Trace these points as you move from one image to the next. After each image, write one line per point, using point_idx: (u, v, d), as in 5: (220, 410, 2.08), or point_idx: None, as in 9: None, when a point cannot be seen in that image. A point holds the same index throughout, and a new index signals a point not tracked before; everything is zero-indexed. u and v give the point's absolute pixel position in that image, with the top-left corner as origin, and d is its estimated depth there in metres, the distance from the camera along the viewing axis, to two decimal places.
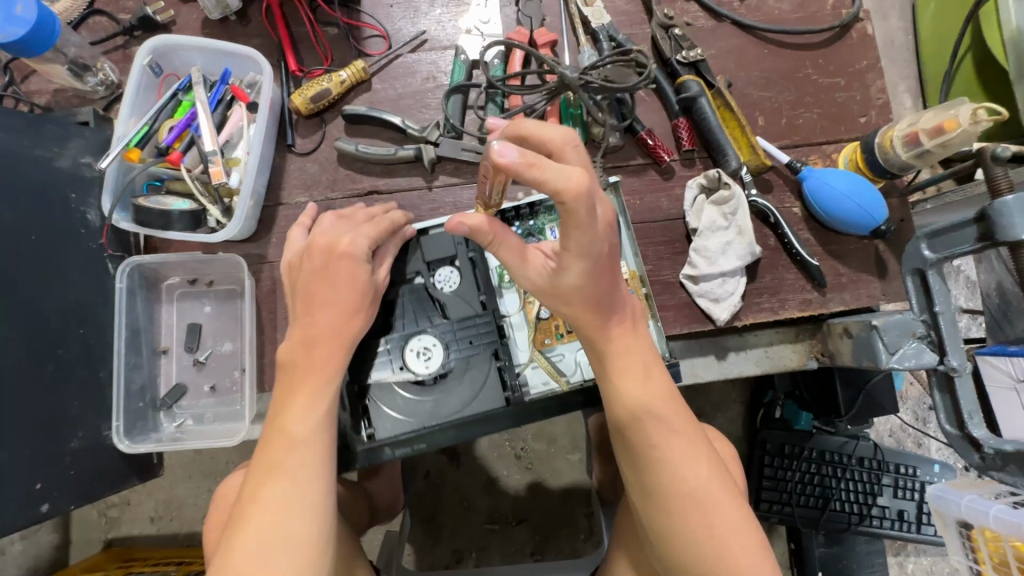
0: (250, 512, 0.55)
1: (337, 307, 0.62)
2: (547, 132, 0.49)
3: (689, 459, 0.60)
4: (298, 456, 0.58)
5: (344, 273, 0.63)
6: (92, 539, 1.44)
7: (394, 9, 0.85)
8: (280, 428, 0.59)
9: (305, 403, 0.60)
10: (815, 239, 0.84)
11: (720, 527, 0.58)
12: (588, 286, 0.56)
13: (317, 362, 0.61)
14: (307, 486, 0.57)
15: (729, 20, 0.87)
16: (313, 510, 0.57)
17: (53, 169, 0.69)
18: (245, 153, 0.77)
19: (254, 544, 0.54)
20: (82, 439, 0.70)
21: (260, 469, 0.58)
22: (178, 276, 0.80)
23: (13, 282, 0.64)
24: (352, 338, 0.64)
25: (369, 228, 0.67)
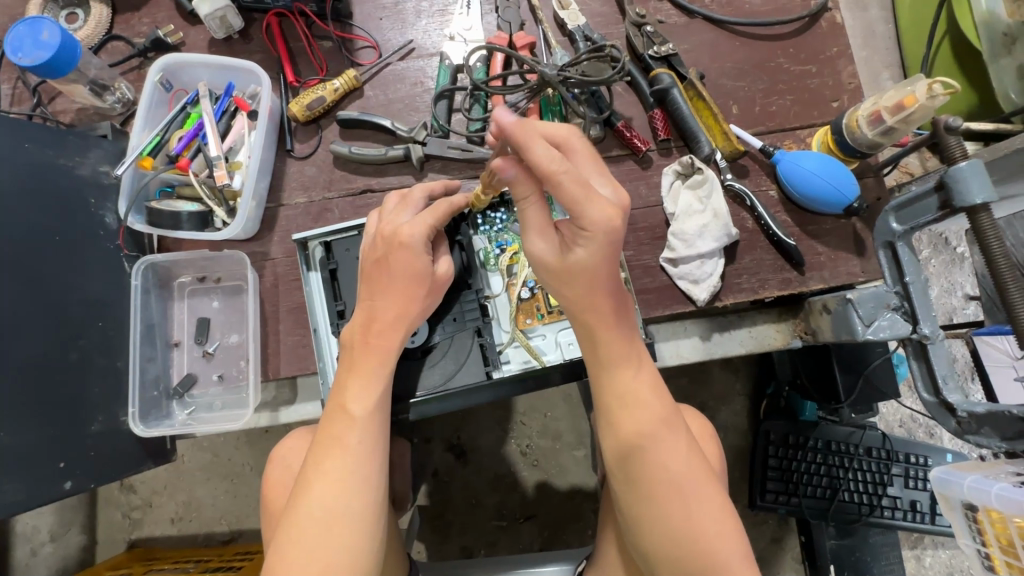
0: (314, 480, 0.64)
1: (402, 292, 0.68)
2: (536, 154, 0.54)
3: (672, 445, 0.63)
4: (358, 431, 0.66)
5: (407, 260, 0.67)
6: (116, 539, 1.52)
7: (384, 22, 0.91)
8: (342, 406, 0.67)
9: (365, 382, 0.68)
10: (792, 220, 0.86)
11: (698, 511, 0.61)
12: (593, 265, 0.58)
13: (381, 347, 0.68)
14: (365, 460, 0.65)
15: (700, 16, 0.91)
16: (362, 483, 0.64)
17: (75, 177, 0.76)
18: (246, 157, 0.83)
19: (318, 510, 0.62)
20: (102, 423, 0.76)
21: (323, 444, 0.66)
22: (188, 274, 0.86)
23: (39, 278, 0.71)
24: (411, 316, 0.69)
25: (429, 216, 0.70)
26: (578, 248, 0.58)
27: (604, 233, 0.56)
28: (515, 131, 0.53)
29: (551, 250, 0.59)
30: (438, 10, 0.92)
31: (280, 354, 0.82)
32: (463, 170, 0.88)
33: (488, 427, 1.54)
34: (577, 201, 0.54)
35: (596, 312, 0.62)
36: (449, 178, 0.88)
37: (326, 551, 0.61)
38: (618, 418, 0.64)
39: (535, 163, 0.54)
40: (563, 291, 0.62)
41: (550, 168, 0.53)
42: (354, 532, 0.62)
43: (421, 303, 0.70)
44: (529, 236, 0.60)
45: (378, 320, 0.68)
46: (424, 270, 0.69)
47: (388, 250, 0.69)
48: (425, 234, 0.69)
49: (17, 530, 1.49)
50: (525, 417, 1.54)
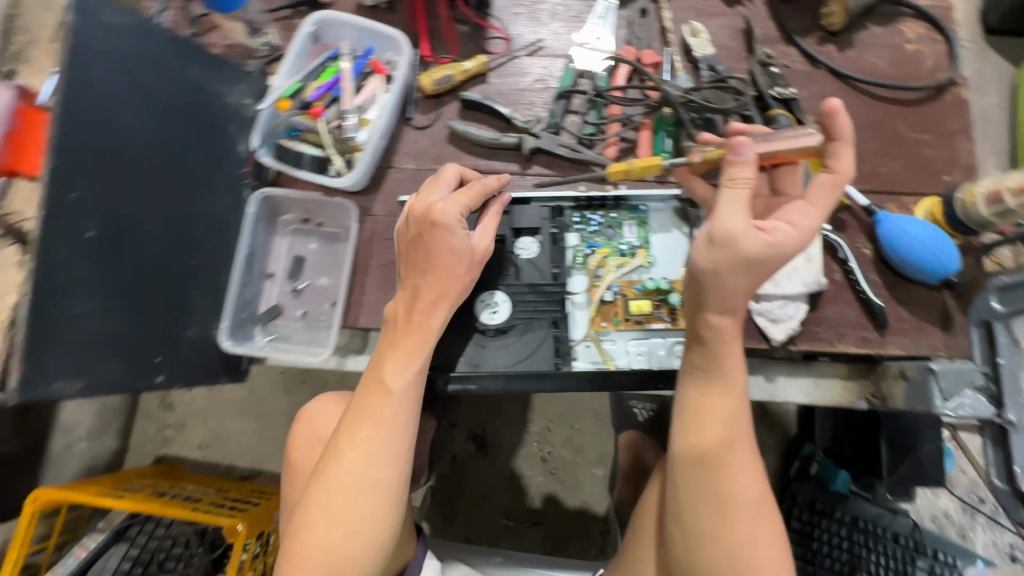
0: (344, 449, 0.67)
1: (439, 271, 0.71)
2: (840, 156, 0.67)
3: (745, 471, 0.65)
4: (394, 406, 0.68)
5: (448, 240, 0.70)
6: (146, 452, 1.60)
7: (519, 17, 0.96)
8: (379, 379, 0.69)
9: (405, 358, 0.70)
10: (883, 282, 0.86)
11: (758, 538, 0.64)
12: (777, 264, 0.63)
13: (422, 322, 0.70)
14: (397, 435, 0.68)
15: (825, 67, 0.93)
16: (393, 456, 0.68)
17: (222, 104, 0.83)
18: (375, 115, 0.87)
19: (349, 476, 0.66)
20: (197, 331, 0.79)
21: (357, 413, 0.68)
22: (293, 214, 0.91)
23: (176, 185, 0.76)
24: (453, 294, 0.72)
25: (461, 197, 0.73)
26: (775, 238, 0.63)
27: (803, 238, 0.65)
28: (842, 128, 0.66)
29: (750, 231, 0.61)
30: (572, 16, 0.96)
31: (362, 305, 0.86)
32: (566, 170, 0.90)
33: (513, 426, 1.57)
34: (819, 202, 0.66)
35: (735, 317, 0.65)
36: (552, 174, 0.90)
37: (351, 517, 0.66)
38: (700, 435, 0.65)
39: (835, 164, 0.67)
40: (731, 280, 0.62)
41: (845, 171, 0.66)
42: (375, 502, 0.67)
43: (462, 279, 0.72)
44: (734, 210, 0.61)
45: (419, 296, 0.70)
46: (463, 247, 0.72)
47: (424, 229, 0.71)
48: (458, 213, 0.72)
49: None
50: (552, 424, 1.57)
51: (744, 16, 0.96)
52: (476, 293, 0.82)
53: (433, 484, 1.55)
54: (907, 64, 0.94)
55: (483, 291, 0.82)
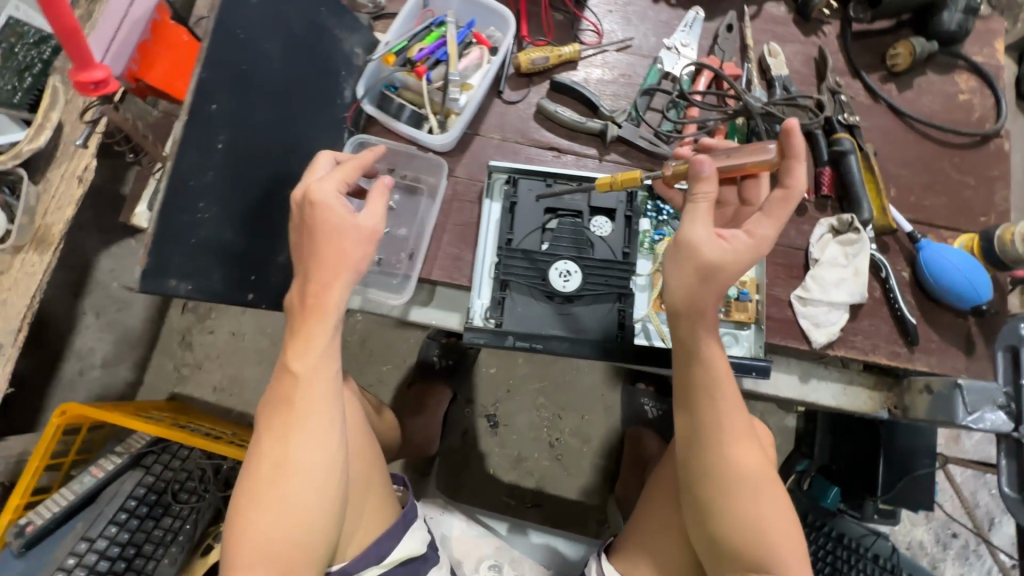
0: (264, 442, 0.66)
1: (329, 249, 0.66)
2: (795, 171, 0.70)
3: (743, 449, 0.72)
4: (301, 388, 0.66)
5: (323, 215, 0.66)
6: (159, 388, 1.60)
7: (612, 15, 1.03)
8: (283, 366, 0.67)
9: (308, 340, 0.67)
10: (918, 304, 0.93)
11: (765, 508, 0.71)
12: (736, 269, 0.70)
13: (318, 304, 0.67)
14: (315, 417, 0.66)
15: (883, 104, 1.01)
16: (314, 440, 0.66)
17: (340, 49, 0.86)
18: (476, 83, 0.91)
19: (273, 471, 0.65)
20: (285, 258, 0.82)
21: (272, 405, 0.67)
22: (380, 164, 0.95)
23: (292, 116, 0.79)
24: (346, 268, 0.67)
25: (339, 173, 0.70)
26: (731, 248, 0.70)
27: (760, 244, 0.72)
28: (796, 145, 0.69)
29: (708, 239, 0.70)
30: (661, 21, 1.03)
31: (438, 258, 0.89)
32: (641, 161, 0.97)
33: (526, 408, 1.62)
34: (771, 216, 0.72)
35: (696, 310, 0.72)
36: (627, 163, 0.97)
37: (295, 504, 0.64)
38: (698, 417, 0.73)
39: (792, 177, 0.70)
40: (688, 287, 0.71)
41: (798, 186, 0.70)
42: (310, 487, 0.65)
43: (359, 258, 0.68)
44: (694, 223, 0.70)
45: (313, 278, 0.67)
46: (346, 222, 0.67)
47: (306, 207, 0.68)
48: (336, 189, 0.68)
49: (72, 346, 1.50)
50: (564, 412, 1.62)
51: (818, 45, 1.03)
52: (551, 261, 0.87)
53: (442, 455, 1.59)
54: (958, 112, 1.03)
55: (559, 260, 0.87)
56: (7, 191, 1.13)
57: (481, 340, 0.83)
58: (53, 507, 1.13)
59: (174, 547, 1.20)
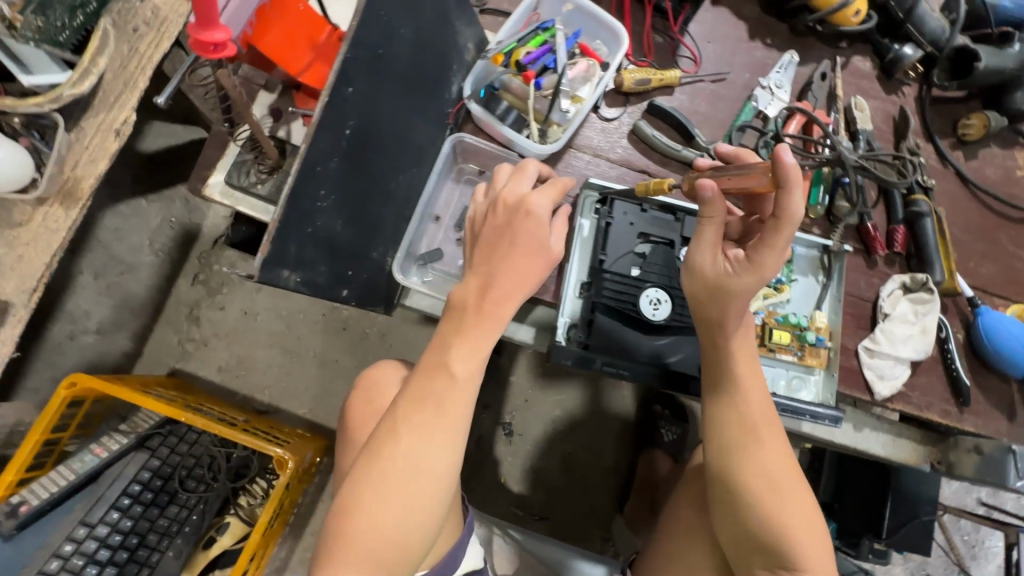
0: (401, 430, 0.65)
1: (522, 258, 0.70)
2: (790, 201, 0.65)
3: (771, 451, 0.74)
4: (456, 390, 0.67)
5: (529, 229, 0.70)
6: (160, 361, 1.51)
7: (710, 46, 1.03)
8: (443, 363, 0.67)
9: (471, 345, 0.68)
10: (968, 366, 0.97)
11: (791, 511, 0.71)
12: (742, 294, 0.73)
13: (494, 307, 0.69)
14: (454, 422, 0.66)
15: (953, 169, 1.05)
16: (448, 443, 0.66)
17: (457, 41, 0.81)
18: (587, 95, 0.90)
19: (400, 466, 0.64)
20: (377, 255, 0.77)
21: (417, 398, 0.66)
22: (472, 164, 0.91)
23: (406, 107, 0.75)
24: (531, 281, 0.70)
25: (551, 190, 0.73)
26: (733, 273, 0.73)
27: (763, 271, 0.72)
28: (790, 173, 0.63)
29: (709, 262, 0.74)
30: (756, 59, 1.04)
31: None
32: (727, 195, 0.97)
33: (542, 420, 1.61)
34: (768, 245, 0.70)
35: (717, 325, 0.76)
36: None
37: (409, 497, 0.64)
38: (728, 419, 0.77)
39: (784, 206, 0.66)
40: (695, 300, 0.78)
41: (789, 215, 0.66)
42: (433, 485, 0.65)
43: (539, 275, 0.71)
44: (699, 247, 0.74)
45: (494, 284, 0.69)
46: (545, 240, 0.71)
47: (513, 215, 0.71)
48: (549, 206, 0.72)
49: (64, 308, 1.28)
50: (579, 427, 1.62)
51: (898, 105, 1.06)
52: (642, 287, 0.86)
53: None
54: (1016, 186, 1.08)
55: (650, 286, 0.86)
56: (35, 136, 0.85)
57: (570, 361, 0.84)
58: (51, 487, 1.02)
59: (180, 539, 1.13)
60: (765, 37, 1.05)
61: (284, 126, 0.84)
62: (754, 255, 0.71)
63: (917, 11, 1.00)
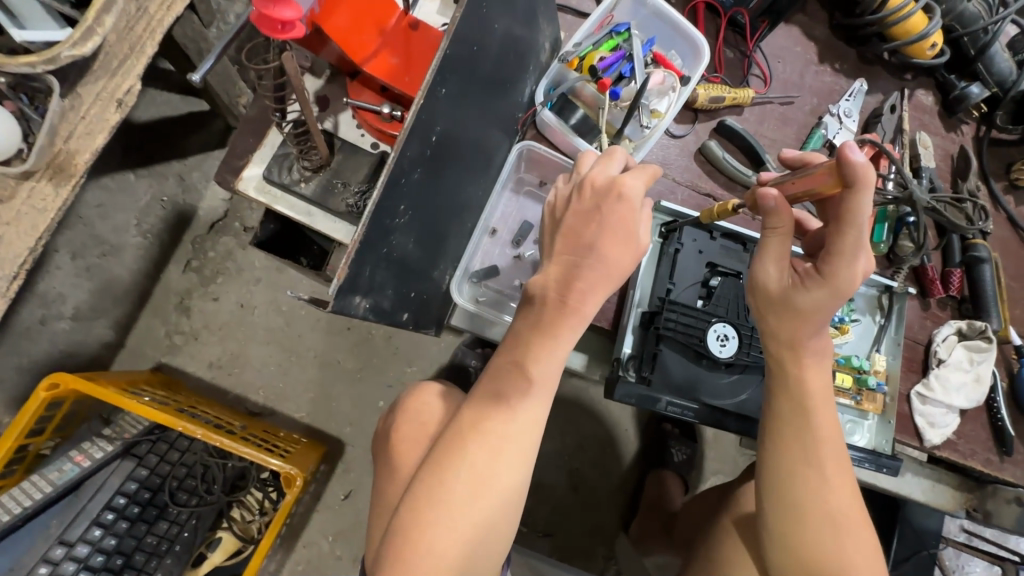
0: (471, 436, 0.61)
1: (607, 251, 0.60)
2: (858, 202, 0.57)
3: (835, 484, 0.69)
4: (529, 397, 0.61)
5: (621, 215, 0.59)
6: (144, 354, 1.38)
7: (779, 67, 0.98)
8: (518, 365, 0.61)
9: (551, 345, 0.61)
10: (1013, 416, 0.96)
11: (849, 549, 0.67)
12: (816, 311, 0.66)
13: (579, 305, 0.60)
14: (524, 434, 0.62)
15: (1005, 213, 1.03)
16: (517, 455, 0.61)
17: (536, 38, 0.73)
18: (665, 109, 0.84)
19: (465, 475, 0.60)
20: (436, 274, 0.69)
21: (485, 401, 0.62)
22: (533, 174, 0.84)
23: (483, 110, 0.66)
24: (616, 275, 0.60)
25: (641, 173, 0.62)
26: (803, 288, 0.66)
27: (837, 284, 0.64)
28: (858, 171, 0.55)
29: (775, 276, 0.68)
30: (824, 84, 0.99)
31: None
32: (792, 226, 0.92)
33: (551, 434, 1.56)
34: (838, 255, 0.62)
35: (790, 346, 0.70)
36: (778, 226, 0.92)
37: (475, 511, 0.60)
38: (787, 444, 0.70)
39: (850, 209, 0.58)
40: (763, 316, 0.71)
41: (856, 217, 0.58)
42: (500, 498, 0.61)
43: (630, 265, 0.61)
44: (764, 260, 0.69)
45: (578, 278, 0.60)
46: (635, 228, 0.60)
47: (603, 202, 0.61)
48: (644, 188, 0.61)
49: (36, 288, 1.15)
50: (587, 442, 1.58)
51: (957, 143, 1.04)
52: (710, 321, 0.80)
53: None
54: None
55: (718, 321, 0.80)
56: (23, 100, 0.71)
57: (634, 400, 0.78)
58: (26, 498, 0.90)
59: (169, 559, 1.03)
60: (833, 62, 1.00)
61: (331, 117, 0.75)
62: (824, 267, 0.64)
63: (990, 51, 0.98)
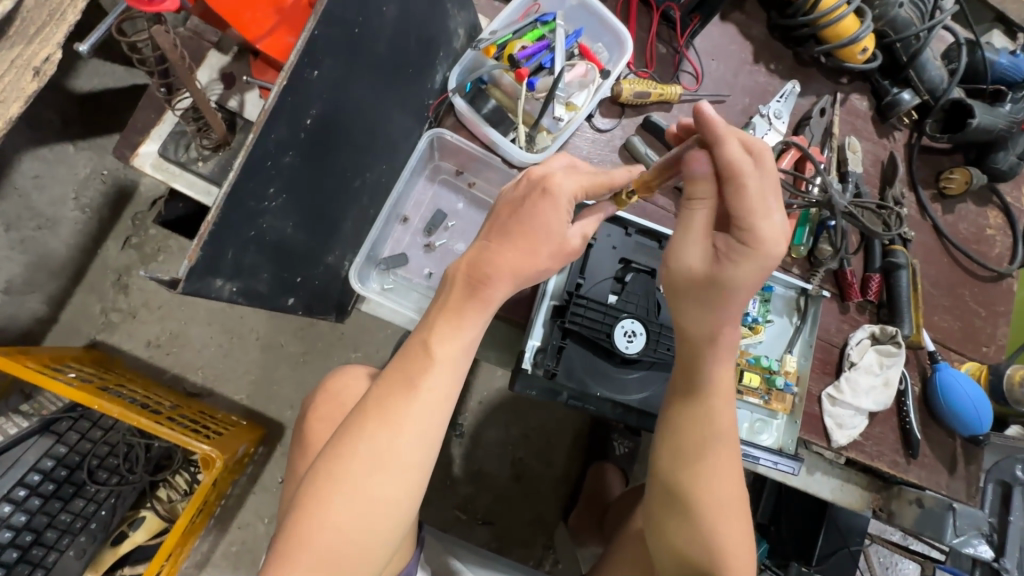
0: (370, 417, 0.53)
1: (528, 245, 0.55)
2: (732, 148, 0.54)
3: (723, 472, 0.66)
4: (436, 376, 0.54)
5: (545, 212, 0.56)
6: (79, 331, 1.36)
7: (713, 65, 0.97)
8: (422, 342, 0.54)
9: (460, 323, 0.55)
10: (921, 419, 0.98)
11: (725, 536, 0.65)
12: (744, 286, 0.57)
13: (491, 293, 0.55)
14: (432, 417, 0.54)
15: (930, 221, 1.05)
16: (424, 440, 0.53)
17: (445, 23, 0.72)
18: (584, 103, 0.83)
19: (361, 461, 0.52)
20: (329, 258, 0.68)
21: (389, 379, 0.54)
22: (450, 163, 0.85)
23: (378, 93, 0.66)
24: (529, 275, 0.57)
25: (585, 175, 0.59)
26: (728, 263, 0.57)
27: (762, 249, 0.55)
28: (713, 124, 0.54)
29: (697, 259, 0.58)
30: (758, 84, 0.99)
31: None
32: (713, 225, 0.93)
33: (495, 423, 1.57)
34: (752, 213, 0.54)
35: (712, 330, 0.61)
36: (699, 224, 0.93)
37: (373, 502, 0.51)
38: (682, 430, 0.68)
39: (728, 158, 0.54)
40: (690, 310, 0.61)
41: (736, 165, 0.53)
42: (403, 486, 0.53)
43: (545, 264, 0.57)
44: (685, 247, 0.59)
45: (490, 264, 0.55)
46: (559, 228, 0.57)
47: (531, 196, 0.57)
48: (578, 191, 0.57)
49: None
50: (530, 433, 1.59)
51: (888, 149, 1.05)
52: (617, 315, 0.81)
53: None
54: (983, 244, 1.09)
55: (626, 316, 0.80)
56: None
57: (534, 392, 0.78)
58: None
59: (84, 536, 1.04)
60: (768, 62, 1.00)
61: (236, 96, 0.73)
62: (742, 236, 0.56)
63: (921, 58, 0.98)
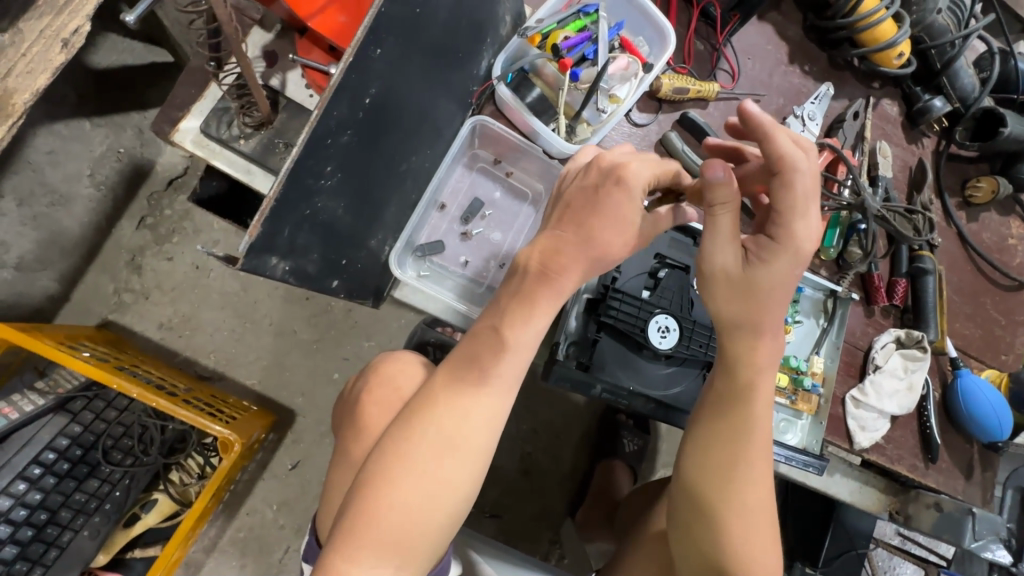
0: (439, 399, 0.55)
1: (603, 235, 0.56)
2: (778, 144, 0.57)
3: (757, 477, 0.65)
4: (506, 364, 0.55)
5: (618, 202, 0.56)
6: (90, 310, 1.35)
7: (749, 64, 0.97)
8: (494, 330, 0.55)
9: (535, 315, 0.55)
10: (941, 425, 0.99)
11: (755, 540, 0.64)
12: (777, 284, 0.59)
13: (559, 280, 0.55)
14: (499, 404, 0.55)
15: (955, 228, 1.05)
16: (488, 426, 0.55)
17: (494, 9, 0.72)
18: (625, 97, 0.82)
19: (429, 444, 0.53)
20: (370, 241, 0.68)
21: (460, 364, 0.56)
22: (488, 152, 0.84)
23: (428, 77, 0.65)
24: (599, 263, 0.57)
25: (657, 165, 0.58)
26: (762, 261, 0.59)
27: (796, 246, 0.59)
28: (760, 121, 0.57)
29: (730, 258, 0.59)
30: (792, 85, 0.99)
31: None
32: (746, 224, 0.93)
33: None
34: (791, 211, 0.58)
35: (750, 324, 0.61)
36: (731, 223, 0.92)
37: (436, 484, 0.53)
38: (719, 432, 0.66)
39: (776, 153, 0.57)
40: (720, 304, 0.62)
41: (785, 160, 0.56)
42: (464, 471, 0.54)
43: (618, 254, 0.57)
44: (717, 246, 0.60)
45: (558, 253, 0.55)
46: (632, 217, 0.57)
47: (604, 182, 0.57)
48: (651, 181, 0.57)
49: None
50: (540, 428, 1.58)
51: (916, 155, 1.05)
52: (653, 310, 0.80)
53: None
54: (1004, 253, 1.10)
55: (661, 311, 0.80)
56: None
57: (567, 384, 0.79)
58: None
59: (98, 516, 1.02)
60: (803, 64, 1.00)
61: (278, 75, 0.72)
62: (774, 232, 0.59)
63: (955, 65, 1.00)
